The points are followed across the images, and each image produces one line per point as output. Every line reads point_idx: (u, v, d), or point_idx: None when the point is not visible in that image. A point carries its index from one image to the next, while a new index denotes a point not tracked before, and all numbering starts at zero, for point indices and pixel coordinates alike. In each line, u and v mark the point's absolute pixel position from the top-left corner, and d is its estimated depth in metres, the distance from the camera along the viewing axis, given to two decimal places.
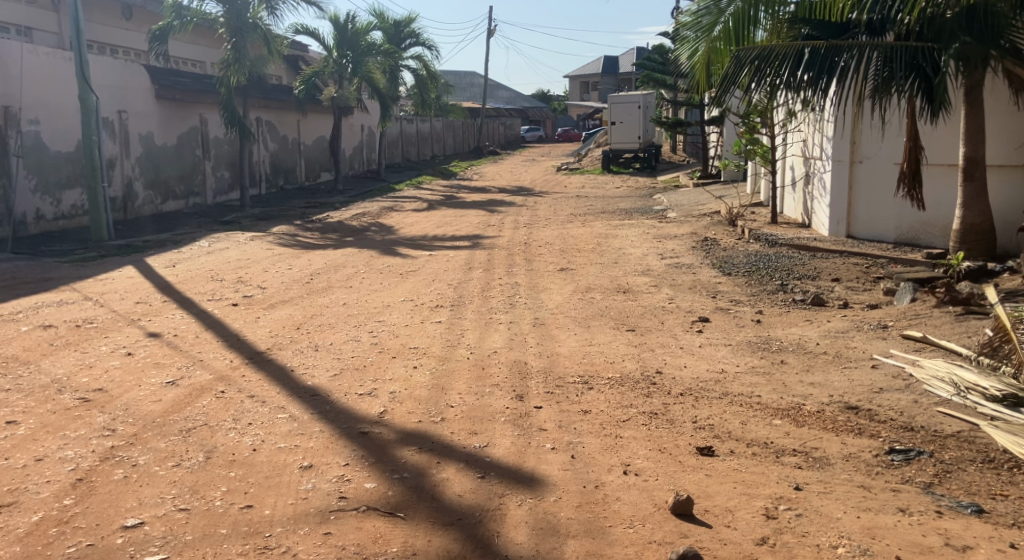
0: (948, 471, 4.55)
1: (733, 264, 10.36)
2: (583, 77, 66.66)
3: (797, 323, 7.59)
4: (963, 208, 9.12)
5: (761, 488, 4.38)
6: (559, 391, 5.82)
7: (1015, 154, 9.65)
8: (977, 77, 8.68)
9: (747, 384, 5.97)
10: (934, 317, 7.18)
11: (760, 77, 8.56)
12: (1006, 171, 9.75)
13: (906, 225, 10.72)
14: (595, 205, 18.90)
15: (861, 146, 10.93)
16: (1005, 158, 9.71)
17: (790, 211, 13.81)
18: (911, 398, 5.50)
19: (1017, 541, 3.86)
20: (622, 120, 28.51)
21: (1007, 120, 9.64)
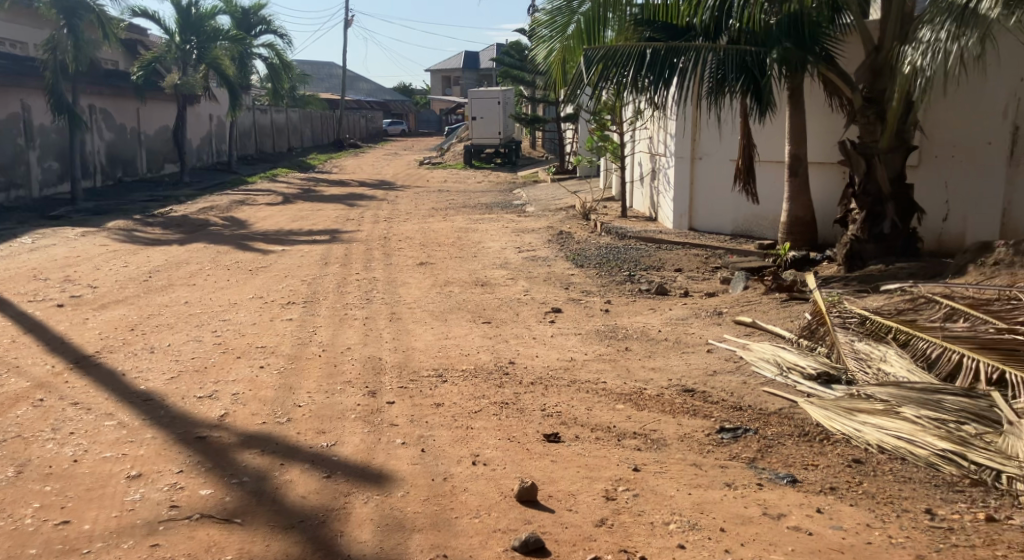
0: (770, 445, 4.89)
1: (585, 256, 10.66)
2: (444, 70, 66.59)
3: (642, 311, 7.91)
4: (789, 202, 9.74)
5: (603, 471, 4.56)
6: (412, 385, 5.86)
7: (831, 152, 10.35)
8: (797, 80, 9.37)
9: (594, 371, 6.19)
10: (763, 303, 7.66)
11: (607, 77, 8.74)
12: (823, 168, 10.46)
13: (741, 218, 11.31)
14: (456, 198, 19.00)
15: (700, 143, 11.49)
16: (823, 155, 10.40)
17: (638, 205, 14.33)
18: (739, 379, 5.86)
19: (823, 506, 4.19)
20: (481, 115, 28.68)
21: (823, 121, 10.34)
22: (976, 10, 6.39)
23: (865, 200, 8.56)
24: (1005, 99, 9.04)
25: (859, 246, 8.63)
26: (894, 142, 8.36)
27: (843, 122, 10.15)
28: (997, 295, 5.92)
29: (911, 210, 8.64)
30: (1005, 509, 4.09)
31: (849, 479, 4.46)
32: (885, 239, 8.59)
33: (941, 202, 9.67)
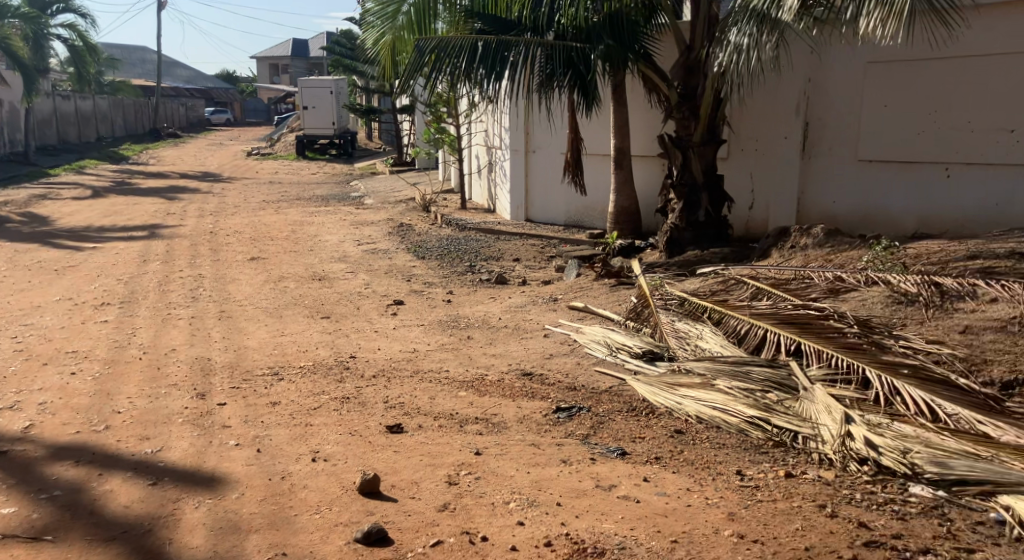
0: (601, 421, 5.19)
1: (426, 248, 10.79)
2: (276, 58, 64.74)
3: (483, 301, 8.11)
4: (617, 193, 10.23)
5: (445, 458, 4.71)
6: (246, 384, 5.80)
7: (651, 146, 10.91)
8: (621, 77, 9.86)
9: (436, 360, 6.34)
10: (594, 289, 8.03)
11: (440, 66, 8.91)
12: (645, 161, 11.00)
13: (573, 208, 11.71)
14: (290, 191, 18.63)
15: (534, 136, 11.82)
16: (645, 149, 10.95)
17: (477, 197, 14.56)
18: (574, 360, 6.18)
19: (649, 475, 4.51)
20: (313, 105, 28.09)
21: (642, 117, 10.89)
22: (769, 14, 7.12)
23: (682, 189, 9.24)
24: (795, 97, 9.85)
25: (678, 233, 9.28)
26: (706, 136, 9.04)
27: (660, 119, 10.71)
28: (792, 276, 6.64)
29: (721, 199, 9.36)
30: (800, 465, 4.57)
31: (671, 449, 4.82)
32: (700, 225, 9.28)
33: (747, 191, 10.52)
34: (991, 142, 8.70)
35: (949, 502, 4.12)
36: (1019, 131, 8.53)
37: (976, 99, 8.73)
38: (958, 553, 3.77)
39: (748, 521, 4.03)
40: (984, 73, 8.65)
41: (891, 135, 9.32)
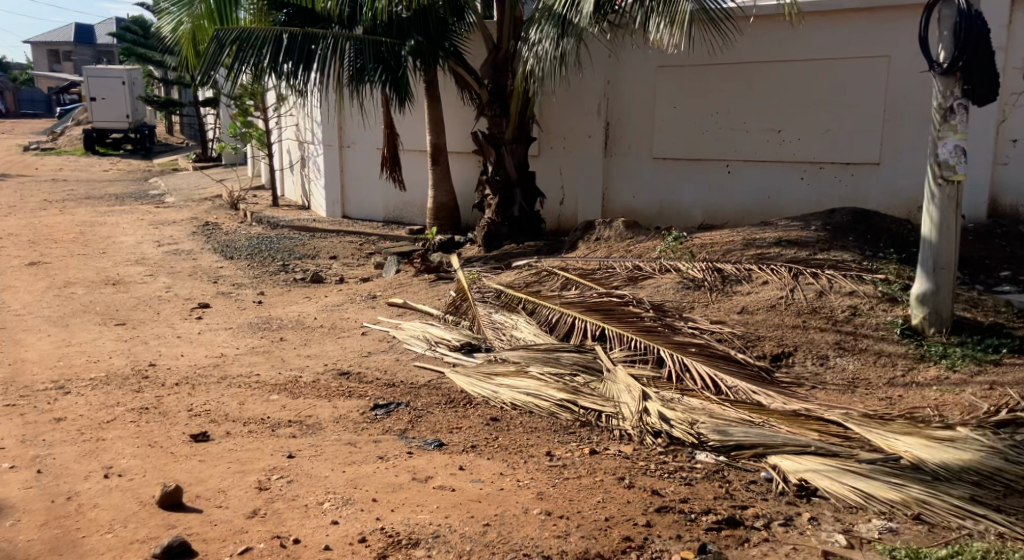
0: (419, 415, 5.14)
1: (234, 248, 10.34)
2: (62, 47, 60.07)
3: (296, 301, 7.86)
4: (434, 189, 10.22)
5: (254, 463, 4.50)
6: (26, 402, 5.31)
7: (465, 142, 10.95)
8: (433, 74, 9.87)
9: (245, 364, 6.07)
10: (413, 284, 7.98)
11: (241, 58, 8.45)
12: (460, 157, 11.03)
13: (391, 204, 11.55)
14: (81, 190, 17.33)
15: (348, 131, 11.60)
16: (460, 145, 10.98)
17: (290, 194, 14.11)
18: (393, 357, 6.14)
19: (465, 463, 4.50)
20: (103, 97, 26.10)
21: (455, 112, 10.90)
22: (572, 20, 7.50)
23: (496, 184, 9.44)
24: (595, 98, 10.51)
25: (494, 228, 9.46)
26: (517, 134, 9.31)
27: (473, 115, 10.77)
28: (598, 266, 7.37)
29: (533, 195, 9.64)
30: (603, 442, 4.94)
31: (487, 437, 4.86)
32: (515, 221, 9.53)
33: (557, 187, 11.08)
34: (764, 140, 9.66)
35: (729, 465, 4.65)
36: (786, 130, 9.52)
37: (750, 102, 9.66)
38: (733, 510, 4.21)
39: (556, 500, 4.14)
40: (755, 78, 9.60)
41: (680, 134, 10.12)
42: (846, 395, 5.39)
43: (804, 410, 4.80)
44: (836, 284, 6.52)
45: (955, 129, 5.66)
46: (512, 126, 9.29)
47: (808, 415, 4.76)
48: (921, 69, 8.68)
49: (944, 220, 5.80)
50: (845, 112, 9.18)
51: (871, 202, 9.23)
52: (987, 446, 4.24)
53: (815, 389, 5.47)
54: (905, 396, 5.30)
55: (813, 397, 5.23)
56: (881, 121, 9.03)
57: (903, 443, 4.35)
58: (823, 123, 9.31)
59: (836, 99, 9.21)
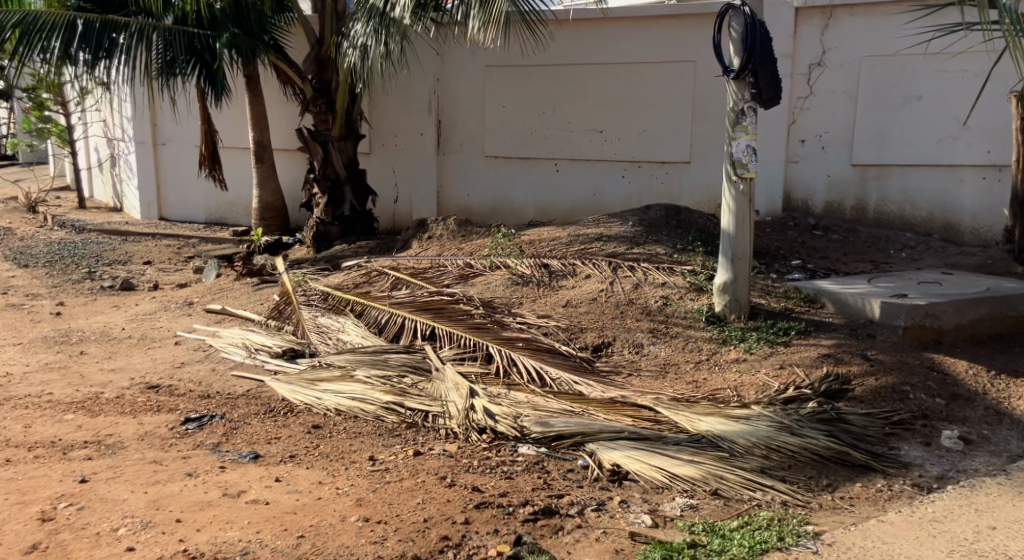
0: (234, 427, 4.99)
1: (30, 255, 9.60)
2: None
3: (101, 311, 7.41)
4: (259, 188, 9.91)
5: (40, 492, 4.20)
6: None
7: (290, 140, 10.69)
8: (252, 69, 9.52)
9: (36, 383, 5.65)
10: (234, 289, 7.72)
11: (27, 43, 7.84)
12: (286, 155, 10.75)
13: (213, 205, 11.13)
14: None
15: (162, 128, 11.05)
16: (286, 142, 10.71)
17: (99, 194, 13.30)
18: (209, 367, 5.92)
19: (281, 474, 4.40)
20: None
21: (279, 108, 10.61)
22: (391, 17, 7.46)
23: (325, 183, 9.28)
24: (425, 97, 10.50)
25: (324, 228, 9.30)
26: (345, 131, 9.17)
27: (299, 110, 10.53)
28: (430, 265, 7.34)
29: (364, 193, 9.52)
30: (429, 442, 4.92)
31: (307, 445, 4.76)
32: (346, 221, 9.39)
33: (389, 186, 10.95)
34: (589, 139, 9.94)
35: (549, 455, 4.77)
36: (608, 130, 9.84)
37: (575, 102, 9.92)
38: (550, 499, 4.33)
39: (376, 504, 4.11)
40: (578, 79, 9.88)
41: (509, 132, 10.27)
42: (658, 379, 5.66)
43: (620, 397, 5.12)
44: (650, 276, 6.85)
45: (746, 130, 6.05)
46: (340, 122, 9.13)
47: (624, 401, 5.09)
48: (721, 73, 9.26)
49: (739, 213, 6.15)
50: (662, 113, 9.60)
51: (687, 199, 9.66)
52: (774, 422, 4.81)
53: (631, 376, 5.71)
54: (708, 379, 5.64)
55: (631, 384, 5.50)
56: (694, 122, 9.49)
57: (707, 423, 4.78)
58: (641, 124, 9.69)
59: (653, 101, 9.61)
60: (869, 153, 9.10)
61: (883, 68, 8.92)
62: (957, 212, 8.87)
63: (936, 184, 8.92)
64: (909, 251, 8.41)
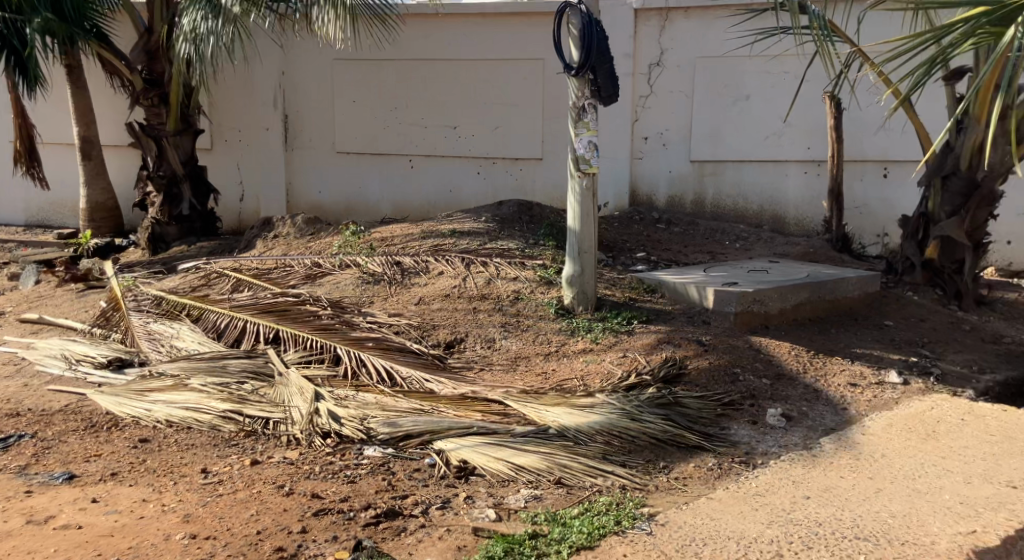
0: (47, 446, 4.70)
1: None
2: None
3: None
4: (86, 187, 9.34)
5: None
6: None
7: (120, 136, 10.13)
8: (73, 59, 8.93)
9: None
10: (55, 296, 7.26)
11: None
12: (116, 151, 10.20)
13: (36, 206, 10.44)
14: None
15: None
16: (115, 138, 10.15)
17: None
18: (22, 383, 5.59)
19: (98, 495, 4.16)
20: None
21: (107, 102, 10.05)
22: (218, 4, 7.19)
23: (160, 182, 8.84)
24: (270, 92, 10.17)
25: (160, 229, 8.85)
26: (180, 126, 8.76)
27: (128, 104, 10.00)
28: (274, 265, 7.11)
29: (203, 192, 9.11)
30: (268, 450, 4.72)
31: (131, 461, 4.52)
32: (185, 221, 8.96)
33: (233, 184, 10.55)
34: (440, 137, 9.89)
35: (395, 456, 4.65)
36: (461, 127, 9.82)
37: (426, 98, 9.85)
38: (394, 501, 4.22)
39: (204, 520, 3.94)
40: (430, 75, 9.81)
41: (359, 128, 10.10)
42: (509, 372, 5.67)
43: (470, 393, 5.11)
44: (503, 271, 6.79)
45: (588, 126, 6.08)
46: (173, 115, 8.71)
47: (475, 396, 5.09)
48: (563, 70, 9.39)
49: (584, 207, 6.14)
50: (512, 111, 9.64)
51: (541, 194, 9.74)
52: (618, 407, 4.95)
53: (483, 371, 5.67)
54: (557, 369, 5.68)
55: (483, 379, 5.46)
56: (543, 120, 9.57)
57: (552, 413, 4.86)
58: (493, 120, 9.71)
59: (503, 99, 9.65)
60: (704, 149, 9.49)
61: (716, 69, 9.30)
62: (784, 205, 9.37)
63: (765, 178, 9.39)
64: (742, 242, 8.82)
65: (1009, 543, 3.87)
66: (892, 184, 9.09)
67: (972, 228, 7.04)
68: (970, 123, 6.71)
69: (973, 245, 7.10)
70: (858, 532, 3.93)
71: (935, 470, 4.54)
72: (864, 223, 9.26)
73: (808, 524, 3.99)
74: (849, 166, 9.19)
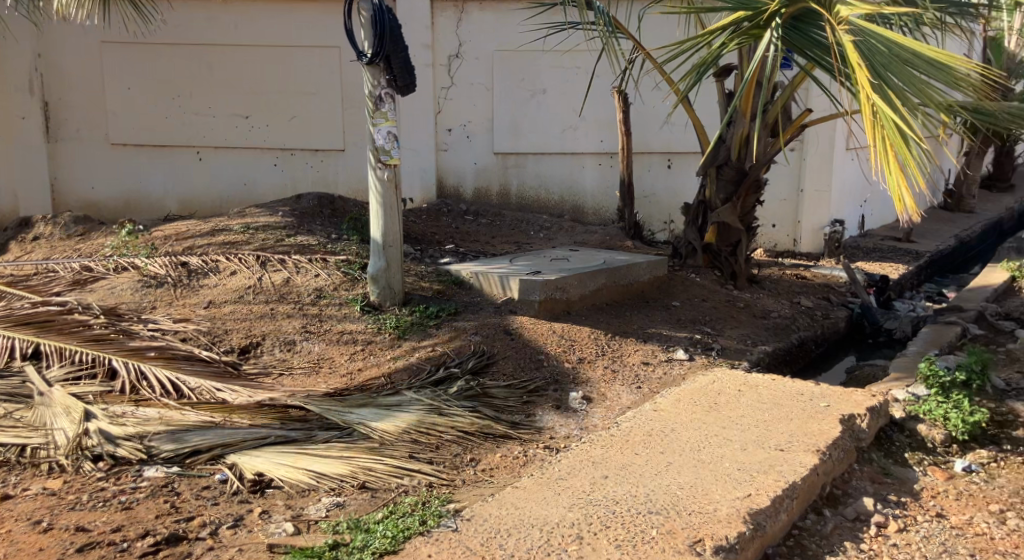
0: None
1: None
2: None
3: None
4: None
5: None
6: None
7: None
8: None
9: None
10: None
11: None
12: None
13: None
14: None
15: None
16: None
17: None
18: None
19: None
20: None
21: None
22: None
23: None
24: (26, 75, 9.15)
25: None
26: None
27: None
28: (36, 270, 6.36)
29: None
30: (24, 482, 4.13)
31: None
32: None
33: None
34: (231, 127, 9.31)
35: (181, 475, 4.21)
36: (254, 116, 9.28)
37: (213, 86, 9.24)
38: (178, 524, 3.82)
39: None
40: (216, 61, 9.20)
41: (138, 118, 9.32)
42: (312, 376, 5.23)
43: (268, 401, 4.67)
44: (302, 268, 6.38)
45: (387, 116, 5.75)
46: None
47: (273, 403, 4.66)
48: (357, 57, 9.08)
49: (386, 200, 5.83)
50: (307, 100, 9.22)
51: (345, 186, 9.40)
52: (426, 402, 4.81)
53: (282, 376, 5.21)
54: (363, 368, 5.31)
55: (281, 384, 5.05)
56: (342, 110, 9.23)
57: (356, 414, 4.60)
58: (289, 109, 9.25)
59: (299, 87, 9.20)
60: (504, 140, 9.47)
61: (513, 62, 9.30)
62: (582, 195, 9.58)
63: (563, 168, 9.53)
64: (546, 232, 8.87)
65: (777, 502, 3.99)
66: (676, 173, 9.48)
67: (743, 213, 7.42)
68: (737, 117, 6.90)
69: (745, 228, 7.50)
70: (650, 505, 3.95)
71: (712, 440, 4.60)
72: (652, 211, 9.60)
73: (605, 504, 3.97)
74: (636, 158, 9.46)
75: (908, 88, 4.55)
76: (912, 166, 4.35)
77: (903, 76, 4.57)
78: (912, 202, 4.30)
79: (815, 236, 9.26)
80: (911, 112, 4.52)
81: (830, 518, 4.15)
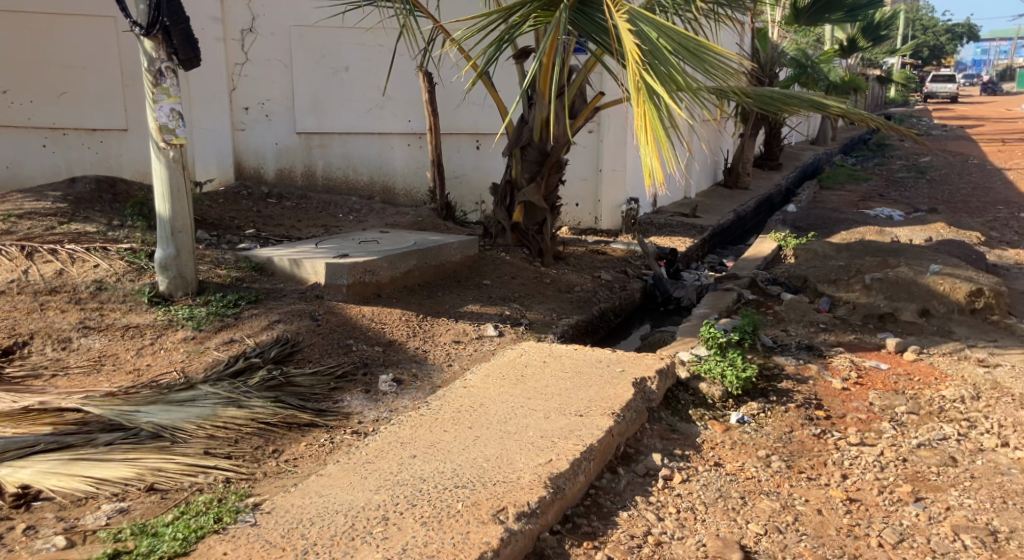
0: None
1: None
2: None
3: None
4: None
5: None
6: None
7: None
8: None
9: None
10: None
11: None
12: None
13: None
14: None
15: None
16: None
17: None
18: None
19: None
20: None
21: None
22: None
23: None
24: None
25: None
26: None
27: None
28: None
29: None
30: None
31: None
32: None
33: None
34: None
35: None
36: (13, 92, 8.53)
37: None
38: None
39: None
40: None
41: None
42: (93, 375, 4.90)
43: (37, 404, 4.32)
44: (78, 259, 5.97)
45: (169, 92, 5.47)
46: None
47: (44, 408, 4.30)
48: (130, 28, 8.59)
49: (173, 182, 5.57)
50: (76, 73, 8.60)
51: (128, 167, 8.88)
52: (222, 396, 4.64)
53: (56, 377, 4.84)
54: (152, 364, 5.05)
55: (53, 387, 4.67)
56: (119, 86, 8.70)
57: (145, 414, 4.37)
58: (56, 85, 8.59)
59: (66, 61, 8.55)
60: (309, 121, 9.25)
61: (311, 38, 9.07)
62: (392, 175, 9.51)
63: (371, 150, 9.42)
64: (355, 214, 8.73)
65: (575, 465, 4.17)
66: (484, 154, 9.60)
67: (547, 192, 7.63)
68: (537, 99, 7.07)
69: (550, 207, 7.73)
70: (456, 480, 4.02)
71: (517, 412, 4.72)
72: (463, 192, 9.70)
73: (412, 483, 4.00)
74: (446, 139, 9.52)
75: (674, 73, 4.76)
76: (666, 147, 4.61)
77: (669, 62, 4.79)
78: (658, 176, 4.54)
79: (614, 214, 9.71)
80: (674, 96, 4.76)
81: (624, 476, 4.38)
